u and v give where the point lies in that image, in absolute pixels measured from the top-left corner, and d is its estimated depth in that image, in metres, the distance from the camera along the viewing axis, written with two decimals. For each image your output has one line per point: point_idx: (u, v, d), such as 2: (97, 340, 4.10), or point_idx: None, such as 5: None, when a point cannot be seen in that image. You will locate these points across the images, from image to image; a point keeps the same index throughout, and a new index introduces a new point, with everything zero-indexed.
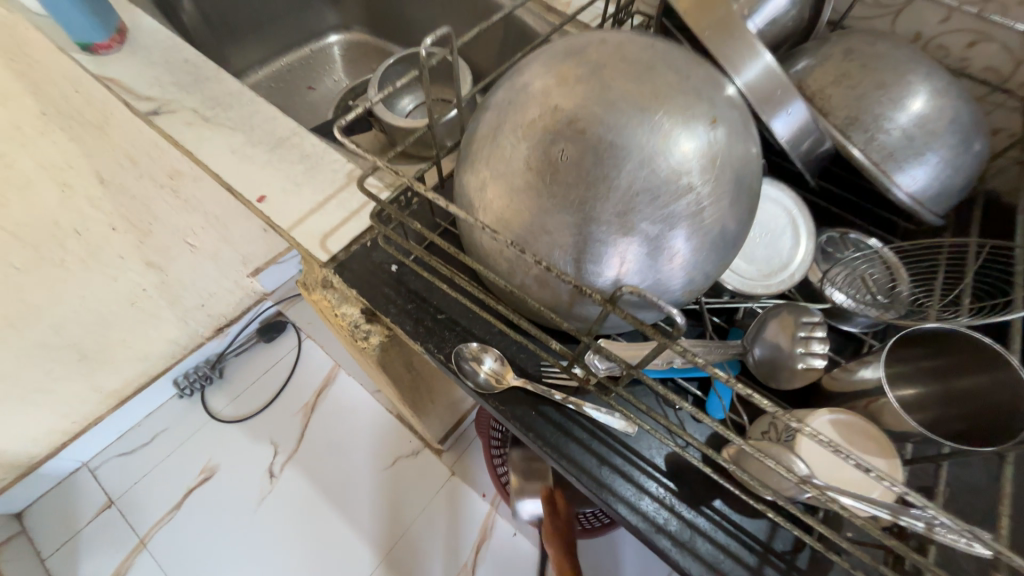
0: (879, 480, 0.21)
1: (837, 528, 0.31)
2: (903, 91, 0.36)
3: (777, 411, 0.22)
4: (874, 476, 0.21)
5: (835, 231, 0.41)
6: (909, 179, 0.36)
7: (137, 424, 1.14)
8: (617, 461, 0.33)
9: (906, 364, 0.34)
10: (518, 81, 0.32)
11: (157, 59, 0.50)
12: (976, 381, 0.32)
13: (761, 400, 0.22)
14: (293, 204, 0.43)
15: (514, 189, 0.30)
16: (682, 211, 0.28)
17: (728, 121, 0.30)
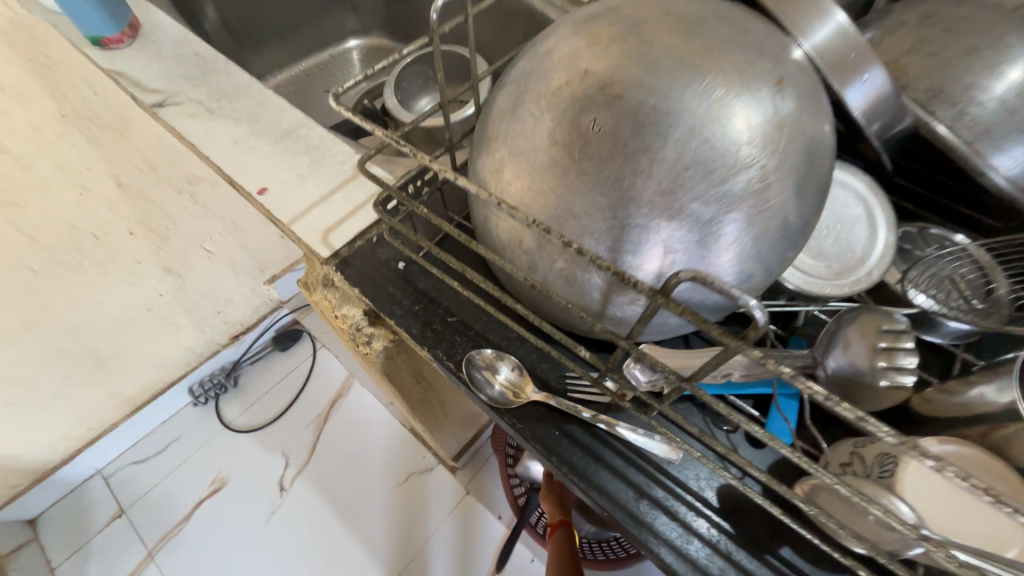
0: None
1: None
2: (998, 57, 0.31)
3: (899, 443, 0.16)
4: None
5: (911, 226, 0.35)
6: (1009, 159, 0.30)
7: (151, 432, 1.13)
8: (658, 493, 0.28)
9: None
10: (541, 48, 0.28)
11: (167, 53, 0.49)
12: None
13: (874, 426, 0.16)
14: (295, 197, 0.40)
15: (536, 168, 0.25)
16: (739, 192, 0.24)
17: (794, 85, 0.25)
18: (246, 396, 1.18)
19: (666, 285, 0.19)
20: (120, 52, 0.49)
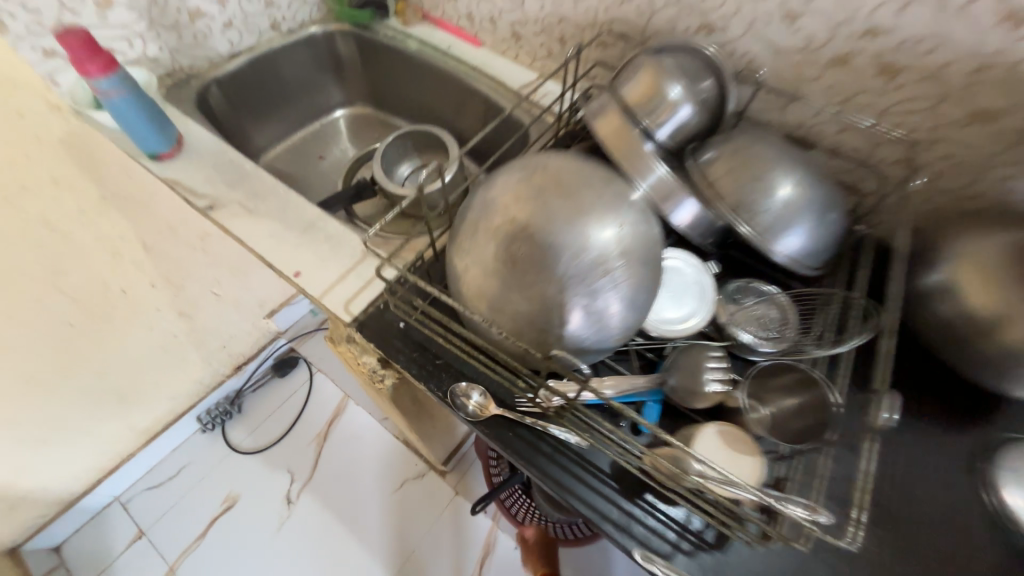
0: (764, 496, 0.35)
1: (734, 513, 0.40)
2: (774, 181, 0.49)
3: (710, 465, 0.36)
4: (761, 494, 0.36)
5: (740, 280, 0.53)
6: (783, 245, 0.49)
7: (164, 460, 1.24)
8: (575, 467, 0.45)
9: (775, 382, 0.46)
10: (488, 193, 0.45)
11: (209, 162, 0.64)
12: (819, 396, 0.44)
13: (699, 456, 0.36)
14: (321, 277, 0.55)
15: (487, 273, 0.42)
16: (604, 287, 0.41)
17: (634, 221, 0.43)
18: (250, 421, 1.30)
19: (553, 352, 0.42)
20: (172, 162, 0.64)
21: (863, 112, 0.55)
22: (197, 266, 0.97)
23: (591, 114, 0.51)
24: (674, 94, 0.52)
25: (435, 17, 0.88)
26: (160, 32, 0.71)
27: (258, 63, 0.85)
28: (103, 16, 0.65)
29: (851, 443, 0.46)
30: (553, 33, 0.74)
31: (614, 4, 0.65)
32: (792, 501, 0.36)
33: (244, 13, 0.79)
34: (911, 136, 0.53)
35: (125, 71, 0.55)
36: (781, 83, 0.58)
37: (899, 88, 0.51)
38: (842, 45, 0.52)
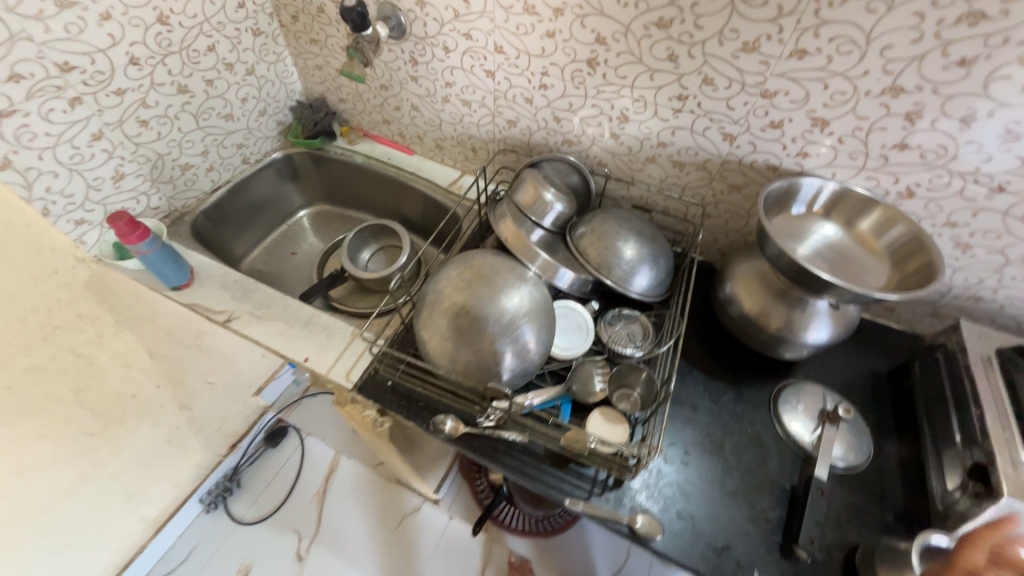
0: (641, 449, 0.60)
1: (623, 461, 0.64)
2: (621, 244, 0.76)
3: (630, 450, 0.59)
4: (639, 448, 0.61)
5: (614, 309, 0.78)
6: (637, 283, 0.75)
7: (172, 546, 1.32)
8: (524, 456, 0.66)
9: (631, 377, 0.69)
10: (436, 287, 0.68)
11: (218, 284, 0.83)
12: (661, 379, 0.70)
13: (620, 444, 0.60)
14: (325, 358, 0.75)
15: (444, 340, 0.65)
16: (520, 336, 0.65)
17: (532, 291, 0.68)
18: (250, 494, 1.41)
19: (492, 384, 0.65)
20: (189, 289, 0.82)
21: (673, 188, 0.84)
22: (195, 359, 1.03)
23: (495, 220, 0.78)
24: (549, 196, 0.79)
25: (374, 134, 1.12)
26: (159, 186, 0.90)
27: (234, 188, 1.03)
28: (118, 185, 0.83)
29: (695, 404, 0.73)
30: (467, 144, 1.01)
31: (505, 128, 0.92)
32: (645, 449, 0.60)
33: (221, 157, 0.99)
34: (703, 200, 0.83)
35: (155, 233, 0.75)
36: (621, 173, 0.86)
37: (687, 174, 0.80)
38: (648, 151, 0.80)
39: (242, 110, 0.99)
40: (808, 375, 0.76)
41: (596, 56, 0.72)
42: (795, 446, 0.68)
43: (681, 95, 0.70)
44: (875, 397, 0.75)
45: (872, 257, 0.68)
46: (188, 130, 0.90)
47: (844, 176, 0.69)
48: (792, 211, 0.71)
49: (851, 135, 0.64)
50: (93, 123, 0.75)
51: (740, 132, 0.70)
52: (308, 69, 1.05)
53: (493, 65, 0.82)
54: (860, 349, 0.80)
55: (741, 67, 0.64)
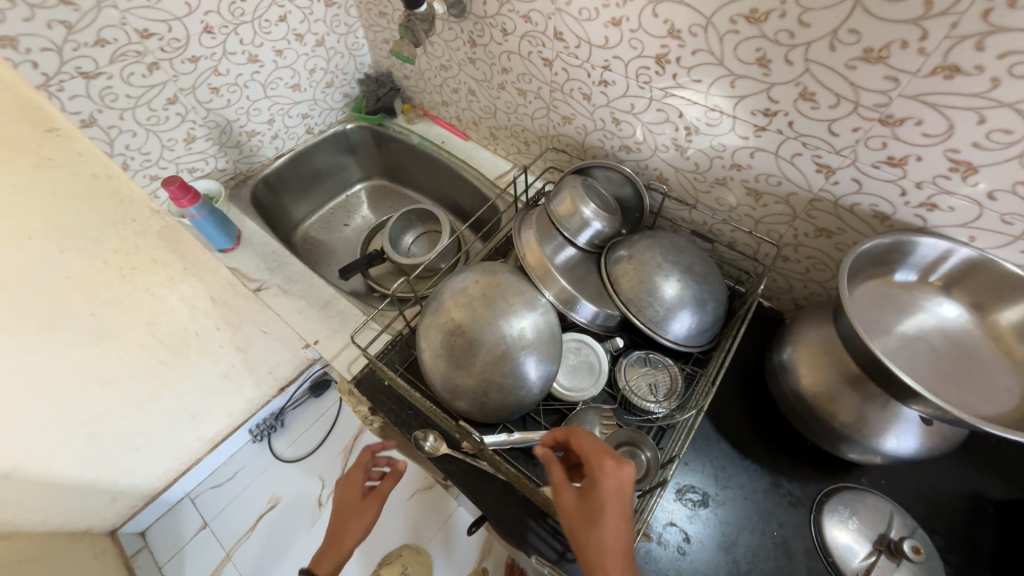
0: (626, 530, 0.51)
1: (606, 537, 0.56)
2: (663, 280, 0.64)
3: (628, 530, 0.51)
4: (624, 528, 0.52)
5: (641, 351, 0.69)
6: (673, 329, 0.63)
7: (223, 463, 1.40)
8: (500, 495, 0.62)
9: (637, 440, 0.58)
10: (440, 297, 0.64)
11: (258, 253, 0.89)
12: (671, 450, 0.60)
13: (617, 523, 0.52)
14: (334, 344, 0.76)
15: (435, 356, 0.61)
16: (516, 368, 0.59)
17: (540, 320, 0.61)
18: (292, 433, 1.45)
19: (478, 412, 0.60)
20: (234, 253, 0.89)
21: (744, 220, 0.69)
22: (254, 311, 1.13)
23: (524, 231, 0.71)
24: (588, 212, 0.69)
25: (433, 115, 1.09)
26: (226, 150, 0.98)
27: (296, 157, 1.09)
28: (189, 146, 0.91)
29: (715, 479, 0.62)
30: (520, 137, 0.93)
31: (559, 124, 0.82)
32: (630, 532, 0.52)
33: (286, 126, 1.04)
34: (780, 241, 0.67)
35: (205, 199, 0.81)
36: (683, 193, 0.74)
37: (764, 205, 0.65)
38: (719, 172, 0.66)
39: (309, 82, 1.01)
40: (876, 481, 0.60)
41: (666, 53, 0.59)
42: (835, 568, 0.54)
43: (768, 110, 0.55)
44: (971, 534, 0.56)
45: (1003, 363, 0.51)
46: (256, 98, 0.95)
47: (988, 242, 0.50)
48: (895, 277, 0.56)
49: (1009, 191, 0.45)
50: (168, 88, 0.81)
51: (841, 165, 0.54)
52: (377, 43, 1.04)
53: (551, 53, 0.72)
54: (964, 462, 0.61)
55: (857, 82, 0.47)
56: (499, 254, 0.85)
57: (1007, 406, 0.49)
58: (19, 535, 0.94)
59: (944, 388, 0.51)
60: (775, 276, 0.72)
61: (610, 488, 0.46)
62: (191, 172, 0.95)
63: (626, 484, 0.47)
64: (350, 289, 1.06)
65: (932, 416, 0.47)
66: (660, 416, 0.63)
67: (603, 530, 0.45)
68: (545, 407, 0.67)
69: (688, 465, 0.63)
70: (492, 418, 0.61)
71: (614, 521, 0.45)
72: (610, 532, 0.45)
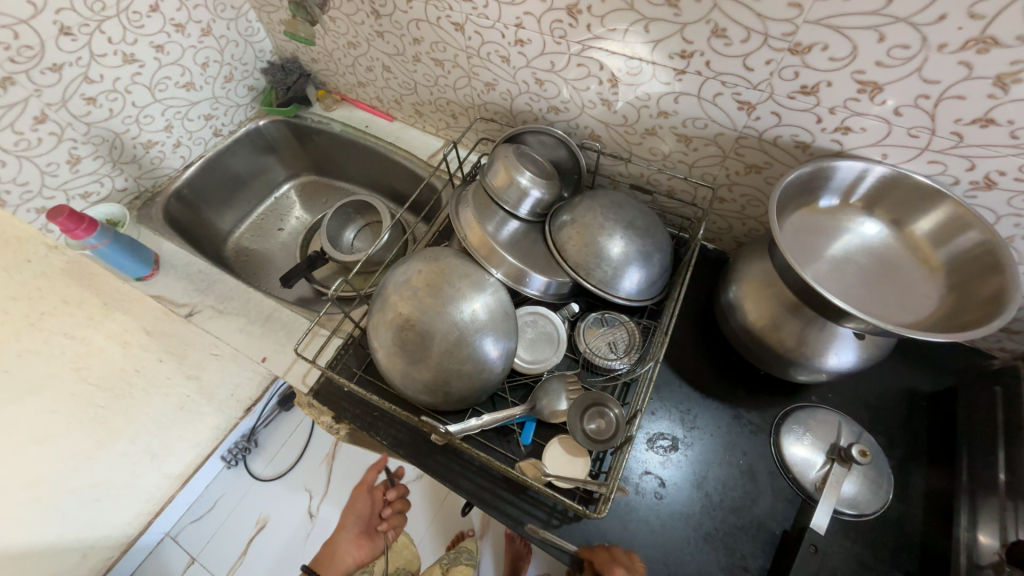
0: (603, 489, 0.52)
1: (585, 502, 0.57)
2: (607, 240, 0.63)
3: (602, 488, 0.52)
4: (601, 487, 0.52)
5: (597, 312, 0.69)
6: (623, 287, 0.63)
7: (200, 494, 1.34)
8: (479, 478, 0.62)
9: (600, 400, 0.59)
10: (384, 293, 0.61)
11: (184, 274, 0.82)
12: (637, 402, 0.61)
13: (592, 484, 0.52)
14: (284, 357, 0.72)
15: (390, 354, 0.59)
16: (474, 352, 0.58)
17: (491, 298, 0.60)
18: (267, 452, 1.40)
19: (446, 402, 0.59)
20: (154, 279, 0.82)
21: (678, 166, 0.69)
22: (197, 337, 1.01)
23: (462, 210, 0.69)
24: (524, 180, 0.66)
25: (352, 98, 1.02)
26: (123, 167, 0.88)
27: (207, 164, 0.99)
28: (76, 169, 0.81)
29: (683, 421, 0.64)
30: (445, 110, 0.89)
31: (484, 92, 0.78)
32: (606, 490, 0.52)
33: (188, 131, 0.94)
34: (714, 182, 0.68)
35: (105, 225, 0.73)
36: (616, 148, 0.72)
37: (694, 149, 0.65)
38: (647, 121, 0.65)
39: (204, 78, 0.92)
40: (825, 397, 0.64)
41: (576, 2, 0.56)
42: (795, 483, 0.58)
43: (684, 52, 0.54)
44: (908, 427, 0.62)
45: (922, 272, 0.55)
46: (144, 104, 0.85)
47: (898, 157, 0.52)
48: (821, 204, 0.58)
49: (912, 105, 0.47)
50: (32, 105, 0.71)
51: (760, 100, 0.54)
52: (273, 25, 0.95)
53: (460, 16, 0.67)
54: (898, 364, 0.66)
55: (764, 12, 0.47)
56: (443, 237, 0.82)
57: (928, 310, 0.53)
58: None
59: (873, 302, 0.54)
60: (715, 218, 0.74)
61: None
62: (85, 197, 0.85)
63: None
64: (295, 297, 1.00)
65: (864, 331, 0.50)
66: (622, 371, 0.64)
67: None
68: (510, 384, 0.67)
69: (655, 414, 0.65)
70: (458, 405, 0.60)
71: None
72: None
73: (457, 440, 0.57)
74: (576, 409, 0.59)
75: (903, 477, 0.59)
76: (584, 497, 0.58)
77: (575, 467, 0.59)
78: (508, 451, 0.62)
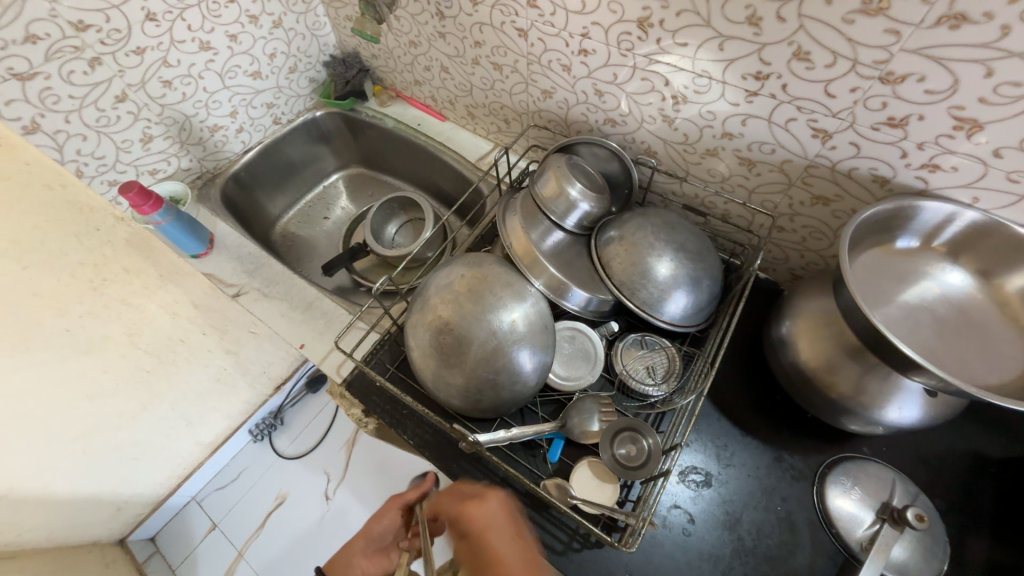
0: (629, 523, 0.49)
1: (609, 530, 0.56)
2: (657, 261, 0.61)
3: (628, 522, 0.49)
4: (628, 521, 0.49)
5: (637, 333, 0.67)
6: (668, 310, 0.61)
7: (226, 464, 1.39)
8: (502, 489, 0.61)
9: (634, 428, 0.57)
10: (425, 294, 0.61)
11: (235, 255, 0.85)
12: (672, 432, 0.59)
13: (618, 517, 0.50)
14: (321, 345, 0.74)
15: (426, 356, 0.59)
16: (509, 363, 0.57)
17: (531, 309, 0.59)
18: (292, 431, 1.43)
19: (477, 409, 0.59)
20: (207, 258, 0.85)
21: (737, 190, 0.66)
22: (238, 314, 1.04)
23: (509, 217, 0.68)
24: (574, 192, 0.65)
25: (407, 95, 1.04)
26: (189, 148, 0.92)
27: (265, 150, 1.03)
28: (147, 147, 0.86)
29: (719, 457, 0.61)
30: (498, 114, 0.89)
31: (540, 99, 0.78)
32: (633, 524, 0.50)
33: (250, 117, 0.98)
34: (775, 211, 0.65)
35: (169, 203, 0.76)
36: (672, 165, 0.70)
37: (758, 175, 0.62)
38: (710, 142, 0.63)
39: (270, 68, 0.95)
40: (877, 450, 0.60)
41: (649, 16, 0.54)
42: (837, 538, 0.55)
43: (760, 73, 0.52)
44: (971, 494, 0.57)
45: (1007, 329, 0.50)
46: (214, 89, 0.89)
47: (992, 203, 0.48)
48: (895, 244, 0.54)
49: (1016, 147, 0.43)
50: (115, 85, 0.75)
51: (839, 129, 0.51)
52: (339, 20, 0.97)
53: (525, 22, 0.67)
54: (963, 423, 0.61)
55: (855, 38, 0.44)
56: (485, 241, 0.81)
57: (1011, 372, 0.48)
58: (23, 555, 0.93)
59: (947, 356, 0.49)
60: (771, 247, 0.70)
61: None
62: (152, 173, 0.90)
63: (496, 516, 0.53)
64: (335, 285, 1.02)
65: (935, 387, 0.46)
66: (659, 398, 0.62)
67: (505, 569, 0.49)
68: (541, 398, 0.66)
69: (689, 446, 0.62)
70: (488, 414, 0.60)
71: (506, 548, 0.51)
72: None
73: (485, 451, 0.56)
74: (609, 434, 0.57)
75: (962, 547, 0.54)
76: (608, 524, 0.56)
77: (601, 492, 0.58)
78: (534, 467, 0.61)
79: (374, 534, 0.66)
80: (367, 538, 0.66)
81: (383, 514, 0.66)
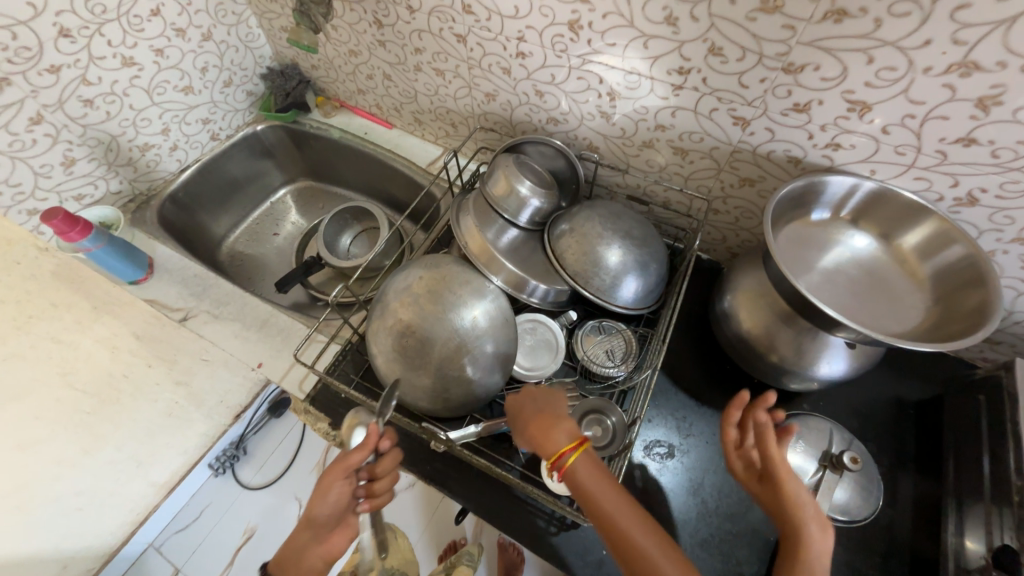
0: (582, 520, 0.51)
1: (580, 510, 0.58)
2: (606, 249, 0.64)
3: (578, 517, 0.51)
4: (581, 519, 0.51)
5: (594, 320, 0.70)
6: (620, 295, 0.64)
7: (184, 504, 1.29)
8: (478, 483, 0.62)
9: (599, 409, 0.60)
10: (384, 299, 0.61)
11: (178, 278, 0.81)
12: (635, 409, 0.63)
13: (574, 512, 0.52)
14: (280, 362, 0.72)
15: (391, 360, 0.59)
16: (474, 359, 0.58)
17: (491, 303, 0.60)
18: (256, 460, 1.36)
19: (447, 408, 0.60)
20: (148, 283, 0.81)
21: (675, 178, 0.71)
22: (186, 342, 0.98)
23: (462, 218, 0.70)
24: (524, 189, 0.67)
25: (351, 105, 1.03)
26: (118, 170, 0.87)
27: (204, 168, 0.99)
28: (70, 171, 0.80)
29: (679, 427, 0.65)
30: (446, 119, 0.90)
31: (484, 102, 0.80)
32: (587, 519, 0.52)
33: (185, 134, 0.94)
34: (710, 195, 0.70)
35: (99, 228, 0.72)
36: (614, 159, 0.74)
37: (691, 162, 0.67)
38: (645, 134, 0.67)
39: (203, 82, 0.92)
40: (816, 405, 0.66)
41: (578, 18, 0.58)
42: None
43: (682, 68, 0.56)
44: (897, 435, 0.63)
45: (910, 284, 0.57)
46: (142, 107, 0.85)
47: (886, 174, 0.54)
48: (813, 217, 0.60)
49: (899, 124, 0.49)
50: (28, 106, 0.71)
51: (754, 116, 0.56)
52: (274, 31, 0.95)
53: (463, 28, 0.68)
54: (887, 374, 0.67)
55: (758, 33, 0.49)
56: (442, 244, 0.82)
57: (916, 321, 0.54)
58: None
59: (864, 313, 0.56)
60: (710, 229, 0.75)
61: (581, 475, 0.46)
62: (78, 199, 0.84)
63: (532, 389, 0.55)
64: (290, 302, 0.99)
65: (854, 340, 0.52)
66: (619, 378, 0.65)
67: (544, 430, 0.50)
68: (509, 390, 0.67)
69: (651, 422, 0.66)
70: (457, 412, 0.61)
71: (544, 407, 0.53)
72: (604, 504, 0.45)
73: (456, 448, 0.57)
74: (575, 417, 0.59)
75: (892, 483, 0.60)
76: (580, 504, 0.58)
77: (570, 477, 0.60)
78: (507, 458, 0.62)
79: (319, 519, 0.50)
80: (310, 526, 0.51)
81: (326, 493, 0.50)
